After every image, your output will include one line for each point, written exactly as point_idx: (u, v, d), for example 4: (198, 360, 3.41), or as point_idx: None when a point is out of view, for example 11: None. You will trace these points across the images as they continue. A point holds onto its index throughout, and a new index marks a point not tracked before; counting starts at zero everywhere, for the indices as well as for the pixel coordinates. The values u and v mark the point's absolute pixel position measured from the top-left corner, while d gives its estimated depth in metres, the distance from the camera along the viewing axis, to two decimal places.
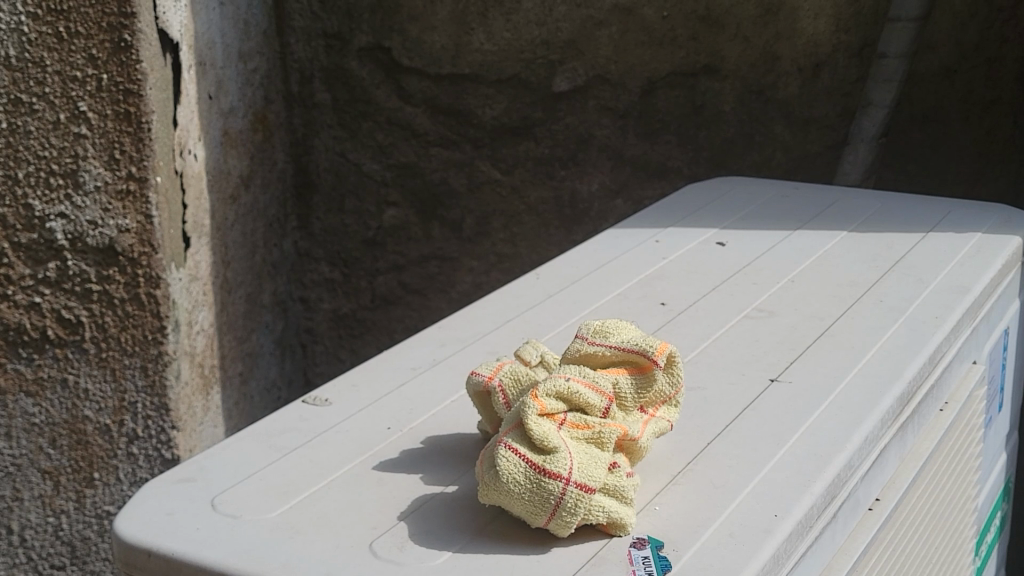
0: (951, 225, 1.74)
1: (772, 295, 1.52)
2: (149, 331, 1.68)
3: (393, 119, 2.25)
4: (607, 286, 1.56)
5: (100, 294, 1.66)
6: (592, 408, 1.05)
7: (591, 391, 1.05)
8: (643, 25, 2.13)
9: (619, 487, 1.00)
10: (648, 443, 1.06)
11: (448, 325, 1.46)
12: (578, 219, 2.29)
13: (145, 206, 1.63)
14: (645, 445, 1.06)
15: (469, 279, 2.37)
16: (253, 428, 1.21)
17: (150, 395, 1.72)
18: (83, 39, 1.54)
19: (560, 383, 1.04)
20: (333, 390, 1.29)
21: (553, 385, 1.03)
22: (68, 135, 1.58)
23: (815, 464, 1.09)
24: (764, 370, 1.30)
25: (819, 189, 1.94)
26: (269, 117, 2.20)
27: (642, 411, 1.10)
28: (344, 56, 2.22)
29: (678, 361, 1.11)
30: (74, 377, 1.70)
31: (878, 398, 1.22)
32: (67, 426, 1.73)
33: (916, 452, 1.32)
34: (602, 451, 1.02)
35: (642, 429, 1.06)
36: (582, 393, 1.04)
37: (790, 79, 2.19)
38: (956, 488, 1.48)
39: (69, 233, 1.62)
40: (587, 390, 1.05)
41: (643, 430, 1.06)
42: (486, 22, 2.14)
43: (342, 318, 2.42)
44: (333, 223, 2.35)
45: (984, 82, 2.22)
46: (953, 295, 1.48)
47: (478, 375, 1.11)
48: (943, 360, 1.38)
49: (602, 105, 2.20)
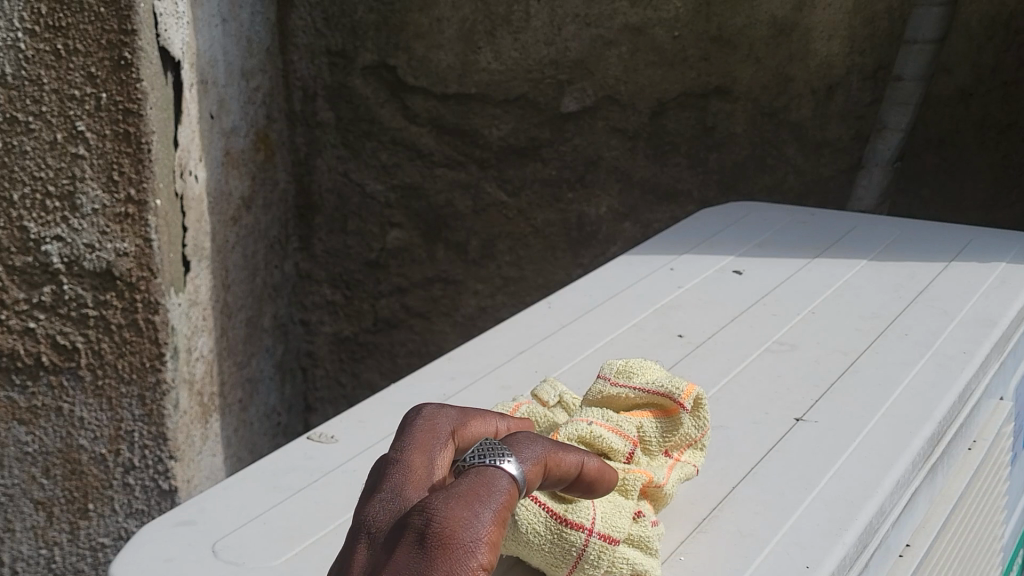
0: (974, 254, 1.69)
1: (793, 327, 1.46)
2: (147, 358, 1.62)
3: (398, 139, 2.20)
4: (622, 316, 1.51)
5: (96, 320, 1.59)
6: (616, 453, 0.99)
7: (614, 435, 0.99)
8: (654, 45, 2.10)
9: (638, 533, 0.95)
10: (673, 490, 1.02)
11: (459, 356, 1.40)
12: (585, 243, 2.25)
13: (144, 230, 1.55)
14: (670, 492, 1.01)
15: (474, 303, 2.32)
16: (254, 467, 1.16)
17: (147, 424, 1.65)
18: (81, 57, 1.46)
19: (581, 427, 0.98)
20: (341, 426, 1.24)
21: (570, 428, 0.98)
22: (66, 156, 1.50)
23: (847, 511, 1.04)
24: (788, 408, 1.25)
25: (837, 217, 1.89)
26: (271, 136, 2.14)
27: (665, 450, 1.05)
28: (348, 74, 2.16)
29: (705, 404, 1.06)
30: (69, 405, 1.63)
31: (909, 439, 1.16)
32: (61, 455, 1.66)
33: (946, 493, 1.27)
34: (622, 495, 0.97)
35: (666, 476, 1.02)
36: (605, 437, 0.98)
37: (802, 102, 2.18)
38: (985, 527, 1.43)
39: (65, 256, 1.54)
40: (610, 433, 0.99)
41: (667, 477, 1.02)
42: (493, 41, 2.09)
43: (343, 341, 2.37)
44: (335, 246, 2.30)
45: (1000, 105, 2.17)
46: (979, 329, 1.43)
47: None
48: (972, 397, 1.33)
49: (611, 126, 2.17)
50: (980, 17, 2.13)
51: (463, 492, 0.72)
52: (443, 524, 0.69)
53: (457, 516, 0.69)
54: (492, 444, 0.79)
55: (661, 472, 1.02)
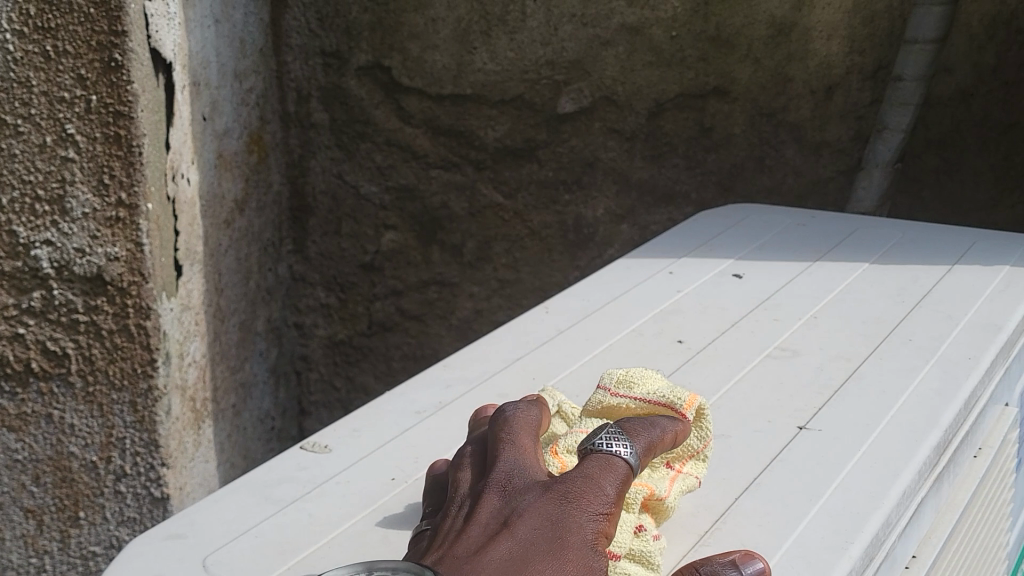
0: (978, 257, 1.67)
1: (794, 332, 1.44)
2: (139, 364, 1.57)
3: (393, 140, 2.18)
4: (621, 321, 1.49)
5: (87, 326, 1.54)
6: None
7: None
8: (651, 45, 2.08)
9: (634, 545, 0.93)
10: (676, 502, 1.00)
11: (455, 362, 1.38)
12: (582, 244, 2.23)
13: (136, 234, 1.50)
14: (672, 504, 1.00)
15: (470, 306, 2.29)
16: (247, 478, 1.14)
17: (139, 431, 1.60)
18: (71, 58, 1.42)
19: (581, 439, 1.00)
20: (335, 435, 1.22)
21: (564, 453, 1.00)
22: (55, 159, 1.45)
23: (853, 522, 1.02)
24: (790, 417, 1.22)
25: (838, 219, 1.87)
26: (265, 137, 2.11)
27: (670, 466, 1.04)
28: (343, 75, 2.13)
29: (708, 413, 1.05)
30: (59, 412, 1.58)
31: (915, 448, 1.14)
32: (52, 462, 1.61)
33: (952, 504, 1.24)
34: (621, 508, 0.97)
35: (669, 488, 1.00)
36: None
37: (802, 102, 2.17)
38: (991, 536, 1.40)
39: (55, 261, 1.49)
40: None
41: (669, 489, 1.00)
42: (489, 41, 2.07)
43: (338, 344, 2.35)
44: (329, 248, 2.27)
45: (1000, 105, 2.15)
46: (984, 334, 1.40)
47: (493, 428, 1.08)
48: (978, 404, 1.31)
49: (609, 127, 2.14)
50: (981, 17, 2.11)
51: (590, 468, 0.92)
52: (578, 490, 0.89)
53: (590, 488, 0.90)
54: (613, 429, 0.96)
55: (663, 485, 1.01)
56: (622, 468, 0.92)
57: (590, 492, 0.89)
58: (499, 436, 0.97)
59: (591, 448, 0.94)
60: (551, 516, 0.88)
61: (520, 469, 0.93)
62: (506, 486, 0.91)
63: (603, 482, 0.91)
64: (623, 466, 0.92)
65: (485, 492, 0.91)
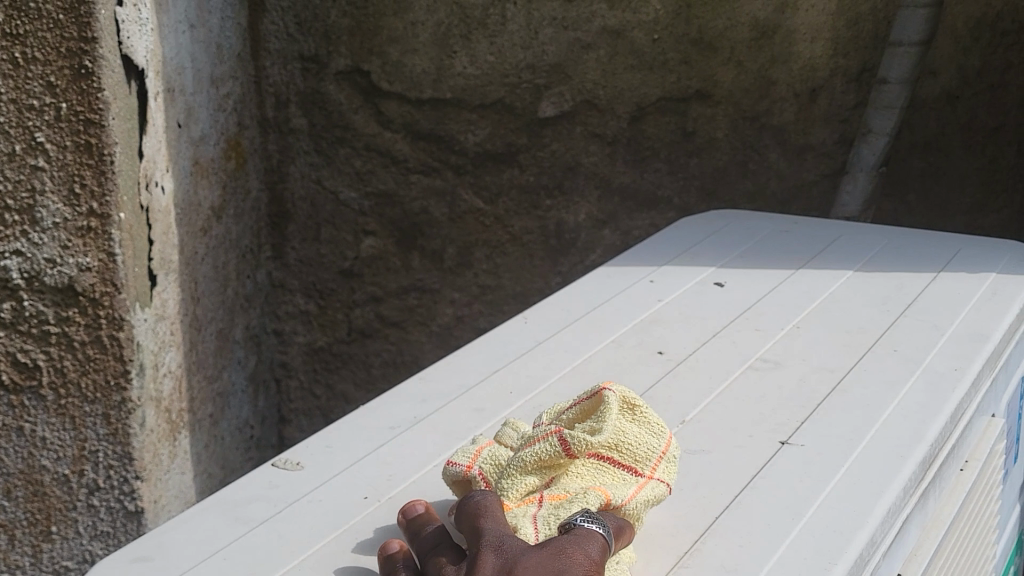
0: (963, 265, 1.65)
1: (777, 343, 1.42)
2: (112, 375, 1.52)
3: (372, 146, 2.13)
4: (600, 331, 1.47)
5: (59, 337, 1.48)
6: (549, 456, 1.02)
7: (539, 444, 1.04)
8: (633, 48, 2.06)
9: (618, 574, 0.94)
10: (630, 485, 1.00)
11: (431, 375, 1.36)
12: (563, 250, 2.21)
13: (108, 244, 1.46)
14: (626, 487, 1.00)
15: (450, 312, 2.26)
16: (217, 497, 1.11)
17: (112, 444, 1.55)
18: (40, 65, 1.37)
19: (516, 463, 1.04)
20: (307, 452, 1.19)
21: (510, 477, 1.03)
22: (24, 167, 1.40)
23: (837, 542, 0.99)
24: (772, 431, 1.20)
25: (820, 225, 1.85)
26: (243, 143, 2.07)
27: (632, 471, 1.04)
28: (321, 79, 2.08)
29: (638, 405, 1.08)
30: (30, 425, 1.52)
31: (900, 464, 1.12)
32: (23, 476, 1.54)
33: (937, 519, 1.22)
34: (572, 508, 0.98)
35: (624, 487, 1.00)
36: (532, 452, 1.03)
37: (786, 106, 2.16)
38: (977, 549, 1.38)
39: (25, 271, 1.44)
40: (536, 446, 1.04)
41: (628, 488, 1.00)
42: (469, 45, 2.04)
43: (317, 351, 2.29)
44: (309, 255, 2.22)
45: (985, 108, 2.16)
46: (970, 344, 1.38)
47: (454, 465, 1.07)
48: (964, 416, 1.29)
49: (590, 131, 2.12)
50: (967, 19, 2.09)
51: (575, 536, 0.91)
52: (566, 551, 0.89)
53: (579, 549, 0.89)
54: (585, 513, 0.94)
55: (618, 486, 1.02)
56: (606, 541, 0.91)
57: (582, 555, 0.88)
58: (477, 509, 0.95)
59: (570, 525, 0.92)
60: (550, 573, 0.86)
61: (508, 534, 0.92)
62: (499, 551, 0.89)
63: (591, 547, 0.90)
64: (605, 541, 0.91)
65: (478, 554, 0.89)
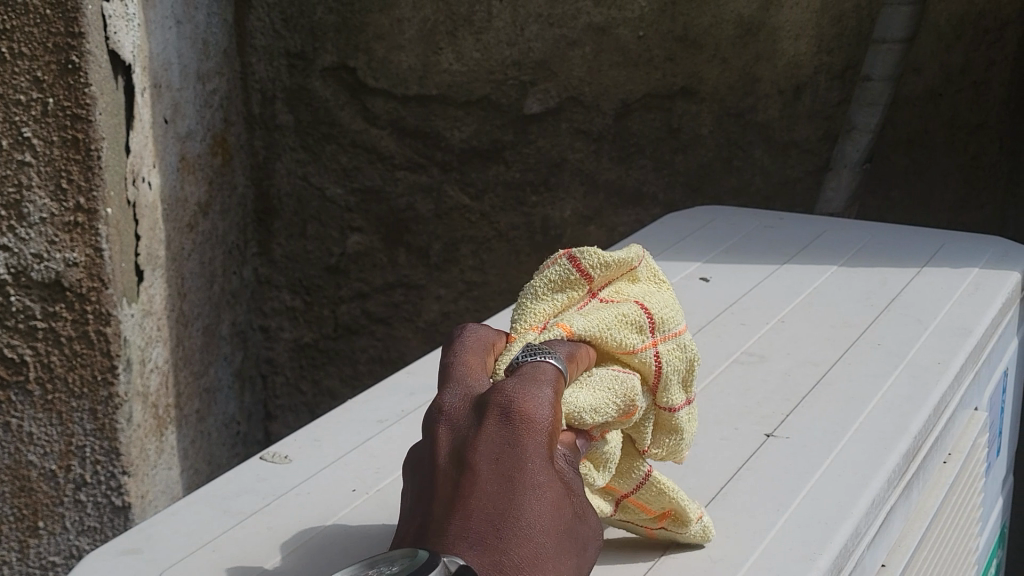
0: (946, 259, 1.66)
1: (762, 337, 1.43)
2: (99, 370, 1.51)
3: (358, 142, 2.14)
4: None
5: (46, 333, 1.48)
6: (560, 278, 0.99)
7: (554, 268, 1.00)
8: (618, 45, 2.08)
9: (604, 408, 0.89)
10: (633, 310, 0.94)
11: (419, 369, 1.36)
12: (549, 246, 2.22)
13: (95, 239, 1.45)
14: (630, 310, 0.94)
15: (436, 308, 2.27)
16: (206, 490, 1.12)
17: (99, 438, 1.55)
18: (26, 60, 1.37)
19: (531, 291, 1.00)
20: (295, 445, 1.20)
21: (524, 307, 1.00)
22: (11, 162, 1.40)
23: (821, 532, 1.00)
24: (757, 424, 1.21)
25: (804, 220, 1.86)
26: (229, 139, 2.06)
27: (652, 323, 0.94)
28: (307, 76, 2.09)
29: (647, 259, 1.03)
30: (17, 420, 1.52)
31: (884, 456, 1.13)
32: (9, 471, 1.54)
33: (921, 510, 1.23)
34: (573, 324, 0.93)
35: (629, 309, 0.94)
36: (546, 275, 1.00)
37: (770, 102, 2.18)
38: (960, 542, 1.39)
39: (12, 267, 1.44)
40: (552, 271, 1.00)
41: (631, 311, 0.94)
42: (455, 42, 2.05)
43: (303, 348, 2.29)
44: (295, 251, 2.21)
45: (969, 107, 2.18)
46: (953, 338, 1.39)
47: None
48: (947, 409, 1.30)
49: (576, 128, 2.13)
50: (949, 17, 2.12)
51: (520, 379, 0.82)
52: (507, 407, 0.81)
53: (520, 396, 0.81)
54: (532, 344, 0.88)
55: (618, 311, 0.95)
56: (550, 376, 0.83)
57: (526, 404, 0.80)
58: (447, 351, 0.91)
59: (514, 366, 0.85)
60: (510, 455, 0.80)
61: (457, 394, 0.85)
62: (450, 426, 0.83)
63: (546, 394, 0.82)
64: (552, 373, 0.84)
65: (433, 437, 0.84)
